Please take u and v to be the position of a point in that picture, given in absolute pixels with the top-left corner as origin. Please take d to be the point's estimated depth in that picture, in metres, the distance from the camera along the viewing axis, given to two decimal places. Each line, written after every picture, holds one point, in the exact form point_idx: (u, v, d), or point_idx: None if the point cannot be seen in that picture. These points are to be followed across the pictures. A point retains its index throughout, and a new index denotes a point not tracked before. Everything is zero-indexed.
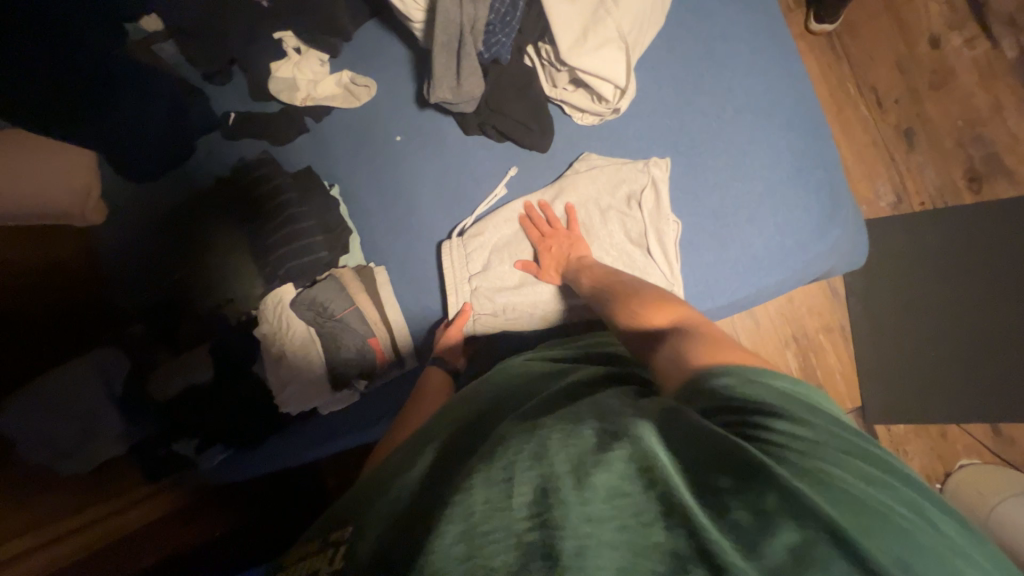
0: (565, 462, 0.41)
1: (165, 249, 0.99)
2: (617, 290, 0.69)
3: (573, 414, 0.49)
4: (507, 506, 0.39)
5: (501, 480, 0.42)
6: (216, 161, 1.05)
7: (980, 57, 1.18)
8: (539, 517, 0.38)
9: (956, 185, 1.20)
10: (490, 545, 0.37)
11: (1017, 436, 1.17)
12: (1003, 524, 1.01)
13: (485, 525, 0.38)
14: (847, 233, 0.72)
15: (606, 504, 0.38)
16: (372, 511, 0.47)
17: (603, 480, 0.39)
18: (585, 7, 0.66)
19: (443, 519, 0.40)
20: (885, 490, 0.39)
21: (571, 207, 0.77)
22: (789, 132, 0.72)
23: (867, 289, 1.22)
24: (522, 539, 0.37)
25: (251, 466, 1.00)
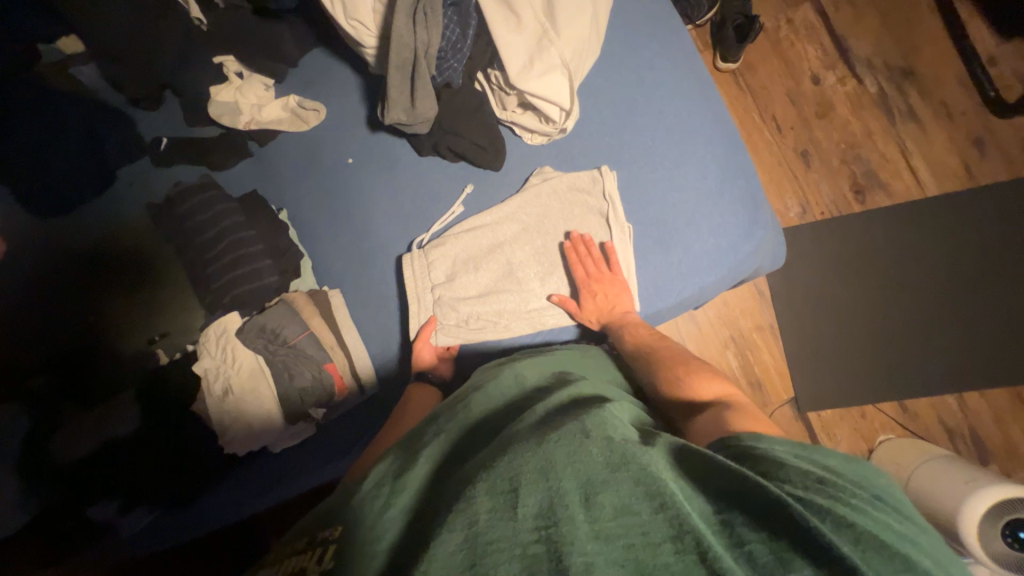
0: (575, 479, 0.45)
1: (81, 292, 0.90)
2: (663, 352, 0.73)
3: (579, 426, 0.51)
4: (515, 516, 0.42)
5: (505, 490, 0.44)
6: (141, 190, 0.97)
7: (850, 92, 1.40)
8: (545, 529, 0.41)
9: (845, 197, 1.38)
10: (497, 557, 0.40)
11: (921, 412, 1.32)
12: (917, 488, 1.16)
13: (488, 534, 0.41)
14: (768, 234, 0.81)
15: (613, 521, 0.42)
16: (355, 514, 0.51)
17: (610, 501, 0.43)
18: (529, 37, 0.71)
19: (447, 523, 0.43)
20: (881, 523, 0.43)
21: (614, 248, 0.79)
22: (712, 147, 0.79)
23: (786, 289, 1.39)
24: (528, 550, 0.40)
25: (178, 531, 0.87)
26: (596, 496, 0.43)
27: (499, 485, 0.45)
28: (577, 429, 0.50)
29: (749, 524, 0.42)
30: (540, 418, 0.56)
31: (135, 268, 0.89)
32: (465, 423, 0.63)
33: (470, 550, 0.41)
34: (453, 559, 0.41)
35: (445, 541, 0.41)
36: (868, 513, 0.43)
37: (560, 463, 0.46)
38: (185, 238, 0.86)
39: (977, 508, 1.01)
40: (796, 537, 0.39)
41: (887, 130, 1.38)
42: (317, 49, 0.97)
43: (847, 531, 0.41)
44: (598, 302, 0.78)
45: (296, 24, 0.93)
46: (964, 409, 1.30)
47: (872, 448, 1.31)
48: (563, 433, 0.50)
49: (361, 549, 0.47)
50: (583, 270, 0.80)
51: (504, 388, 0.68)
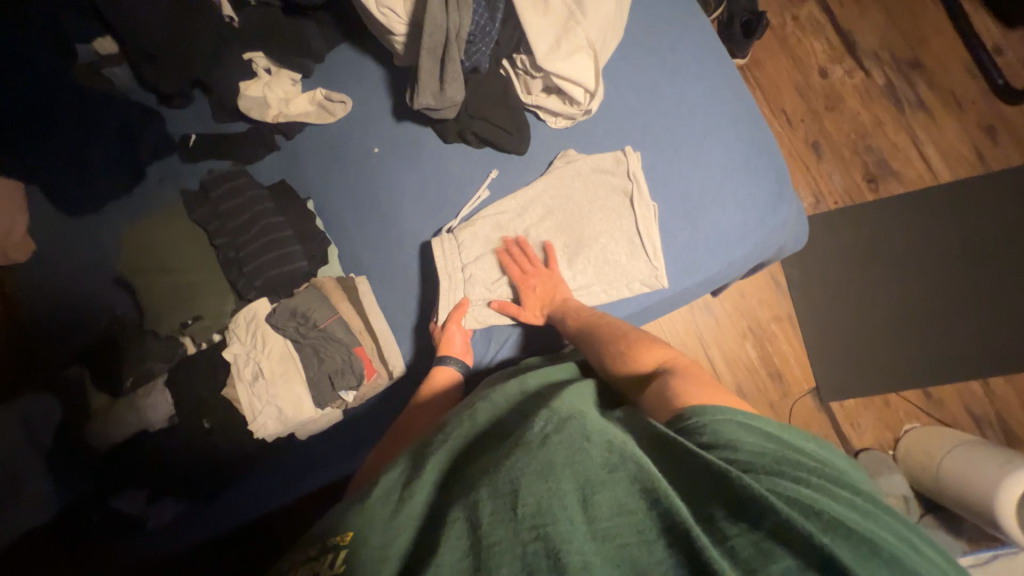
0: (574, 480, 0.45)
1: (117, 289, 0.92)
2: (608, 328, 0.73)
3: (579, 426, 0.51)
4: (515, 517, 0.44)
5: (507, 491, 0.46)
6: (170, 184, 0.97)
7: (858, 84, 1.42)
8: (543, 528, 0.42)
9: (858, 185, 1.40)
10: (500, 556, 0.42)
11: (945, 398, 1.30)
12: (950, 472, 1.14)
13: (490, 536, 0.44)
14: (793, 209, 0.82)
15: (610, 520, 0.43)
16: (363, 515, 0.52)
17: (606, 501, 0.44)
18: (556, 19, 0.73)
19: (450, 529, 0.46)
20: (878, 522, 0.43)
21: (550, 245, 0.83)
22: (735, 124, 0.81)
23: (802, 279, 1.39)
24: (528, 548, 0.42)
25: (201, 525, 0.88)
26: (592, 496, 0.44)
27: (501, 487, 0.46)
28: (577, 432, 0.50)
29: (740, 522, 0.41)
30: (545, 417, 0.54)
31: (158, 259, 0.88)
32: (471, 428, 0.62)
33: (474, 554, 0.44)
34: (458, 562, 0.44)
35: (451, 544, 0.45)
36: (852, 508, 0.43)
37: (559, 465, 0.46)
38: (220, 223, 0.87)
39: (1013, 490, 1.00)
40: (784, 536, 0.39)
41: (897, 120, 1.40)
42: (344, 45, 1.00)
43: (835, 529, 0.40)
44: (538, 293, 0.80)
45: (324, 19, 0.97)
46: (989, 395, 1.29)
47: (897, 437, 1.30)
48: (564, 437, 0.49)
49: (374, 558, 0.48)
50: (514, 270, 0.83)
51: (510, 392, 0.68)
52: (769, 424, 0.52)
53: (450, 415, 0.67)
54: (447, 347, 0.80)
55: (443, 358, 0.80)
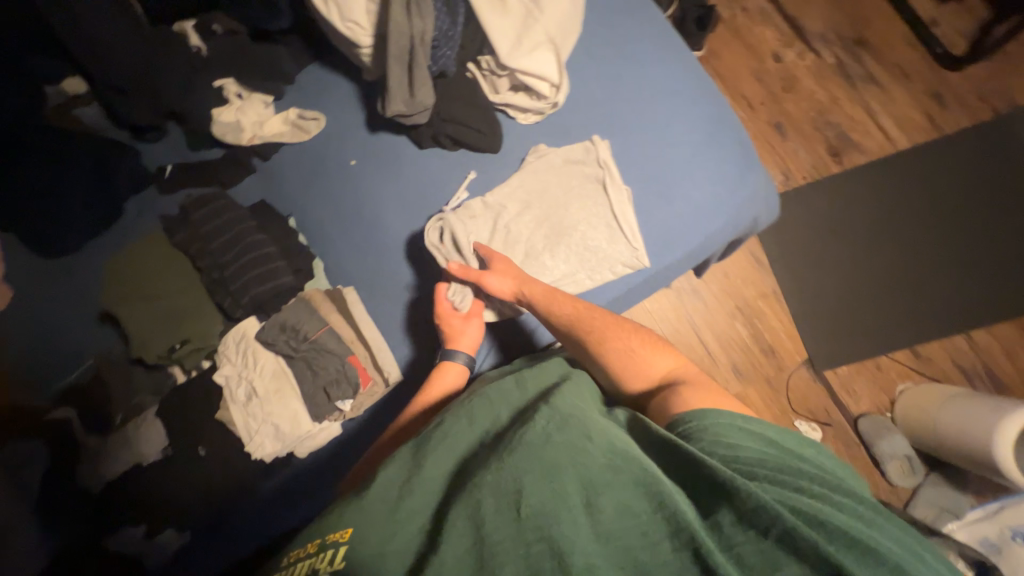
0: (578, 483, 0.49)
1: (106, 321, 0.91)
2: (622, 333, 0.74)
3: (585, 431, 0.55)
4: (520, 516, 0.47)
5: (513, 492, 0.49)
6: (150, 217, 0.98)
7: (810, 65, 1.49)
8: (548, 529, 0.46)
9: (823, 160, 1.45)
10: (506, 555, 0.46)
11: (933, 355, 1.33)
12: (947, 424, 1.17)
13: (496, 536, 0.47)
14: (761, 178, 0.85)
15: (612, 521, 0.47)
16: (364, 513, 0.53)
17: (609, 501, 0.48)
18: (516, 18, 0.76)
19: (458, 527, 0.49)
20: (868, 522, 0.46)
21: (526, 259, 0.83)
22: (696, 104, 0.85)
23: (782, 254, 1.43)
24: (534, 548, 0.46)
25: (205, 556, 0.85)
26: (596, 499, 0.48)
27: (505, 487, 0.50)
28: (579, 433, 0.54)
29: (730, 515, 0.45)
30: (546, 413, 0.57)
31: (148, 283, 0.87)
32: (468, 423, 0.63)
33: (480, 550, 0.47)
34: (467, 558, 0.47)
35: (459, 541, 0.48)
36: (844, 509, 0.46)
37: (564, 469, 0.50)
38: (200, 247, 0.87)
39: (1009, 433, 1.02)
40: (771, 527, 0.43)
41: (851, 95, 1.46)
42: (314, 64, 1.02)
43: (822, 526, 0.44)
44: (510, 264, 0.79)
45: (292, 42, 0.99)
46: (973, 347, 1.33)
47: (893, 398, 1.32)
48: (566, 437, 0.53)
49: (372, 555, 0.50)
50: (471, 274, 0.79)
51: (505, 389, 0.68)
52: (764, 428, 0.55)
53: (451, 410, 0.67)
54: (459, 342, 0.80)
55: (454, 352, 0.79)
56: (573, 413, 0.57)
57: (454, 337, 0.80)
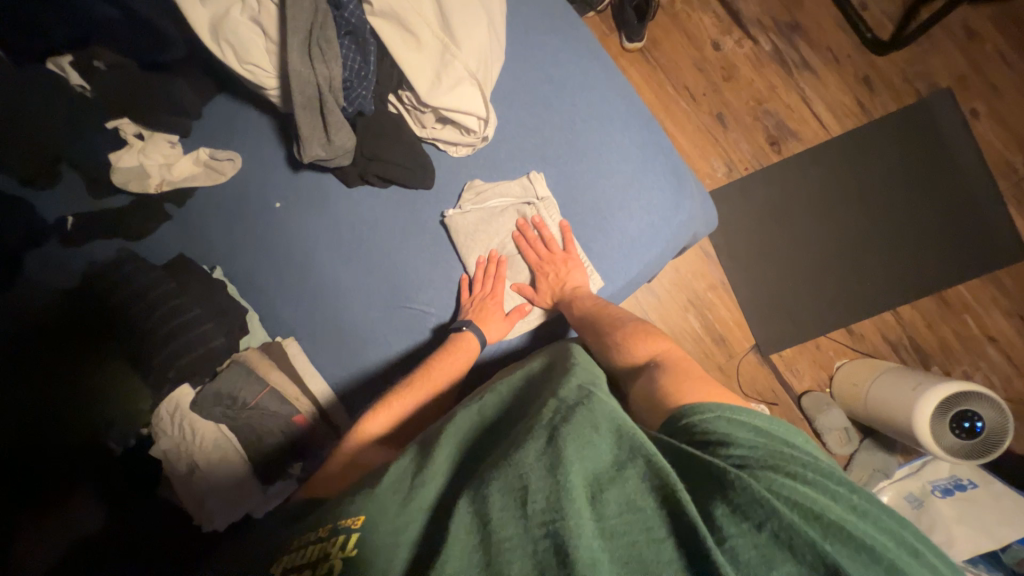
0: (582, 475, 0.45)
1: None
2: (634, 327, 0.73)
3: (591, 419, 0.50)
4: (524, 513, 0.43)
5: (517, 486, 0.45)
6: (52, 270, 0.88)
7: (750, 52, 1.49)
8: (551, 524, 0.42)
9: (764, 149, 1.48)
10: (507, 552, 0.43)
11: (866, 332, 1.42)
12: (877, 400, 1.26)
13: (502, 534, 0.44)
14: (697, 201, 0.85)
15: (618, 519, 0.43)
16: (374, 503, 0.52)
17: (616, 497, 0.44)
18: (431, 53, 0.72)
19: (457, 527, 0.46)
20: (883, 532, 0.43)
21: (567, 226, 0.81)
22: (629, 130, 0.83)
23: (727, 245, 1.47)
24: (537, 546, 0.42)
25: None
26: (601, 492, 0.44)
27: (510, 480, 0.46)
28: (589, 420, 0.49)
29: (732, 516, 0.41)
30: (554, 406, 0.53)
31: (67, 354, 0.80)
32: (476, 419, 0.62)
33: (483, 550, 0.43)
34: (468, 558, 0.44)
35: (459, 544, 0.45)
36: (862, 516, 0.43)
37: (569, 459, 0.45)
38: (115, 316, 0.80)
39: (931, 400, 1.11)
40: (763, 518, 0.40)
41: (788, 82, 1.48)
42: (222, 96, 0.95)
43: (826, 527, 0.41)
44: (550, 281, 0.82)
45: (189, 71, 0.89)
46: (901, 321, 1.41)
47: (831, 373, 1.42)
48: (575, 426, 0.49)
49: (389, 540, 0.49)
50: (531, 256, 0.84)
51: (509, 384, 0.68)
52: (781, 426, 0.51)
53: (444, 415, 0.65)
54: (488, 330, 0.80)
55: (474, 328, 0.79)
56: (585, 399, 0.53)
57: (483, 319, 0.81)
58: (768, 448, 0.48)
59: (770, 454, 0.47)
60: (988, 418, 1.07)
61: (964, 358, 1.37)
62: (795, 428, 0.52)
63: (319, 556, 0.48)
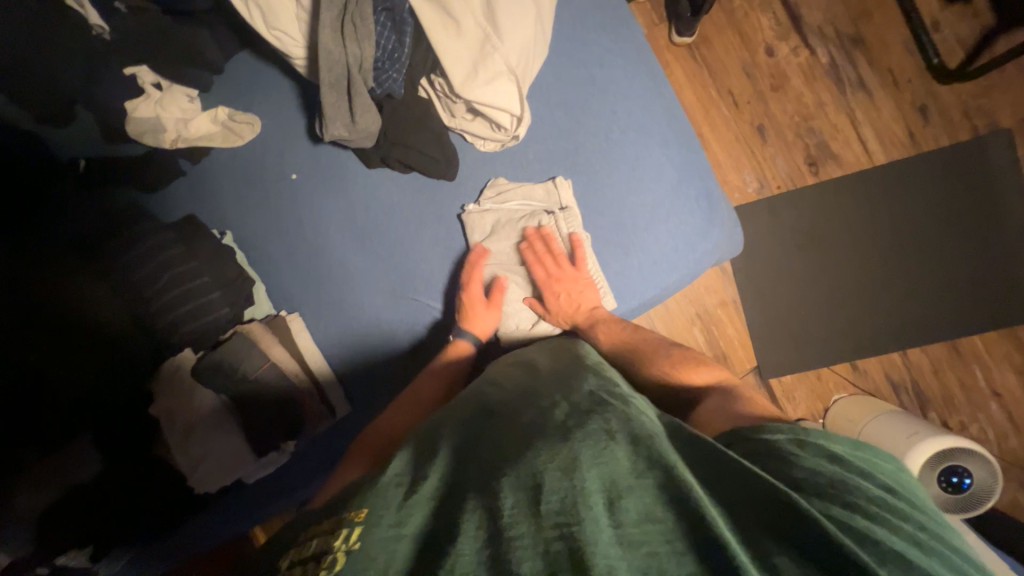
0: (598, 480, 0.42)
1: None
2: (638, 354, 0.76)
3: (604, 427, 0.48)
4: (536, 515, 0.40)
5: (528, 487, 0.42)
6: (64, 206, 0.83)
7: (804, 62, 1.41)
8: (567, 526, 0.38)
9: (800, 170, 1.41)
10: (520, 551, 0.37)
11: (868, 368, 1.38)
12: (871, 437, 1.25)
13: (510, 531, 0.39)
14: (725, 229, 0.82)
15: (639, 526, 0.39)
16: (379, 497, 0.46)
17: (636, 505, 0.40)
18: (471, 42, 0.68)
19: (463, 525, 0.42)
20: (932, 556, 0.39)
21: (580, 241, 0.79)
22: (666, 148, 0.81)
23: (746, 263, 1.42)
24: (550, 548, 0.37)
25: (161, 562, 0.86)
26: (620, 498, 0.41)
27: (522, 479, 0.44)
28: (603, 429, 0.48)
29: (777, 539, 0.38)
30: (566, 410, 0.53)
31: (60, 297, 0.72)
32: (479, 418, 0.60)
33: (491, 547, 0.39)
34: (475, 555, 0.39)
35: (466, 538, 0.40)
36: (908, 539, 0.40)
37: (584, 463, 0.43)
38: (133, 269, 0.78)
39: (934, 447, 1.10)
40: (803, 541, 0.37)
41: (838, 100, 1.40)
42: (244, 53, 0.92)
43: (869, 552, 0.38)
44: (559, 299, 0.80)
45: (216, 24, 0.85)
46: (908, 363, 1.37)
47: (827, 406, 1.38)
48: (589, 433, 0.47)
49: (388, 536, 0.42)
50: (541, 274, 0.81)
51: (517, 382, 0.67)
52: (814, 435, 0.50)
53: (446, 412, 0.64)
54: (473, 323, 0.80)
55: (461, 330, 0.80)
56: (598, 409, 0.52)
57: (470, 317, 0.80)
58: (790, 476, 0.46)
59: (793, 481, 0.45)
60: (977, 476, 1.08)
61: (962, 410, 1.34)
62: (828, 433, 0.52)
63: (317, 551, 0.42)
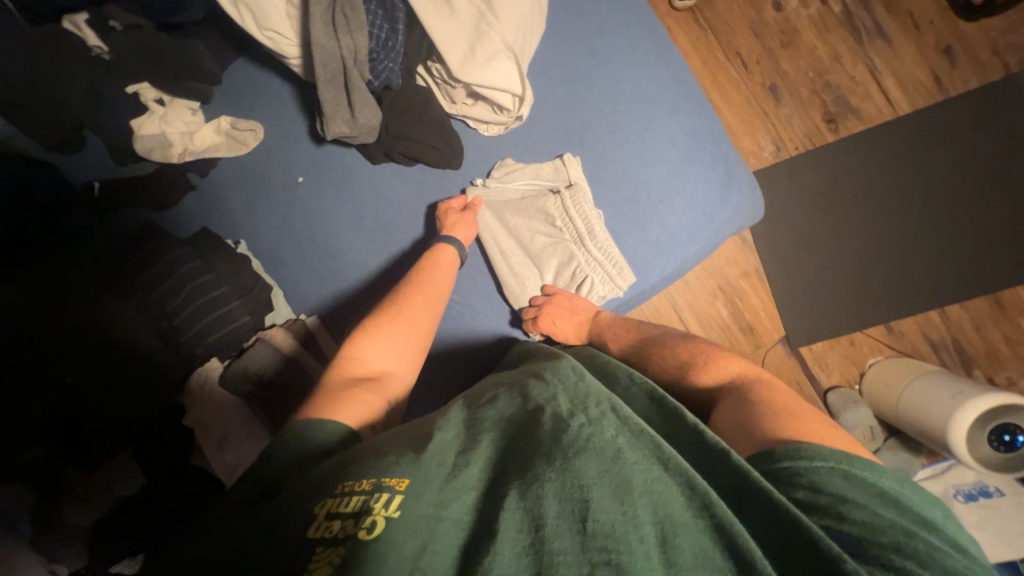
0: (651, 513, 0.42)
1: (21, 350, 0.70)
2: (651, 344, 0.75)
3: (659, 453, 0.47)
4: (583, 532, 0.40)
5: (577, 500, 0.42)
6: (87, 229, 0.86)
7: (814, 15, 1.34)
8: (614, 553, 0.39)
9: (819, 128, 1.36)
10: (562, 565, 0.39)
11: (905, 330, 1.33)
12: (909, 404, 1.21)
13: (554, 543, 0.40)
14: (744, 195, 0.79)
15: (690, 570, 0.40)
16: (421, 468, 0.46)
17: (687, 545, 0.41)
18: (466, 22, 0.66)
19: (505, 523, 0.41)
20: None
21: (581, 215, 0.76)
22: (677, 115, 0.77)
23: (767, 231, 1.37)
24: (595, 569, 0.38)
25: None
26: (670, 536, 0.41)
27: (570, 490, 0.43)
28: (656, 453, 0.47)
29: None
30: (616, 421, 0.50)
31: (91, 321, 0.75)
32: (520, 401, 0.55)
33: (536, 553, 0.40)
34: (518, 558, 0.39)
35: (511, 540, 0.40)
36: None
37: (636, 489, 0.43)
38: (153, 284, 0.80)
39: (982, 405, 1.05)
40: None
41: (854, 51, 1.33)
42: (240, 59, 0.92)
43: None
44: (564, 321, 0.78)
45: (208, 34, 0.85)
46: (946, 321, 1.31)
47: (862, 371, 1.35)
48: (641, 455, 0.46)
49: (427, 515, 0.42)
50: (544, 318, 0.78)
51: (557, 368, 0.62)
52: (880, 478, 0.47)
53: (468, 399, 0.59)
54: (452, 229, 0.78)
55: (448, 238, 0.77)
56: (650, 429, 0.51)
57: (454, 226, 0.78)
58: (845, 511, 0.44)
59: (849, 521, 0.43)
60: None
61: (1010, 365, 1.28)
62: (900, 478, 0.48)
63: (360, 507, 0.43)
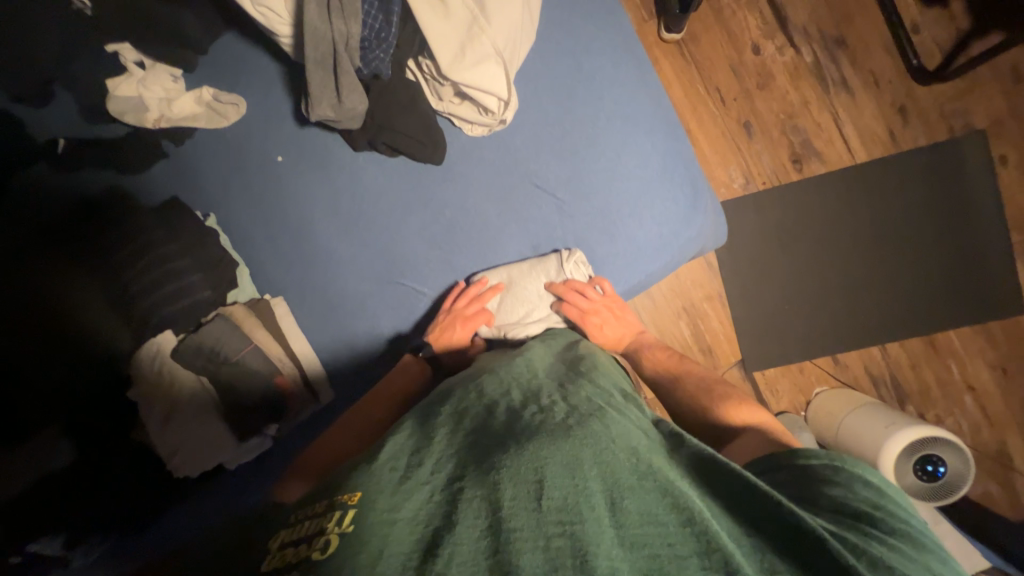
0: (600, 482, 0.44)
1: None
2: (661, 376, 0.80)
3: (606, 432, 0.50)
4: (538, 509, 0.41)
5: (531, 480, 0.43)
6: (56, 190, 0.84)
7: (789, 61, 1.44)
8: (569, 525, 0.39)
9: (785, 166, 1.43)
10: (519, 543, 0.38)
11: (850, 363, 1.39)
12: (847, 429, 1.27)
13: (511, 522, 0.40)
14: (708, 219, 0.84)
15: (638, 528, 0.40)
16: (372, 478, 0.46)
17: (635, 507, 0.42)
18: (459, 23, 0.68)
19: (461, 515, 0.41)
20: None
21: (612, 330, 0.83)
22: (652, 136, 0.82)
23: (731, 259, 1.43)
24: (552, 544, 0.38)
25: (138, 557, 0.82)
26: (619, 501, 0.42)
27: (524, 473, 0.44)
28: (601, 431, 0.50)
29: (785, 555, 0.40)
30: (566, 409, 0.54)
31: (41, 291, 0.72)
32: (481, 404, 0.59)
33: (492, 537, 0.39)
34: (474, 543, 0.39)
35: (469, 526, 0.40)
36: (923, 566, 0.42)
37: (584, 463, 0.45)
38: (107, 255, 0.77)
39: (909, 435, 1.13)
40: (807, 548, 0.40)
41: (822, 99, 1.43)
42: (229, 33, 0.90)
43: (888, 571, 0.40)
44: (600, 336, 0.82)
45: (201, 8, 0.84)
46: (887, 357, 1.38)
47: (809, 399, 1.40)
48: (587, 432, 0.49)
49: (381, 517, 0.41)
50: (570, 312, 0.81)
51: (516, 373, 0.65)
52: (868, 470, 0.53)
53: (430, 404, 0.63)
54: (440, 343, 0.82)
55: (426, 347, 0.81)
56: (597, 413, 0.54)
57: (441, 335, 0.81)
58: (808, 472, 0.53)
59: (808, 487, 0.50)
60: (951, 465, 1.11)
61: (939, 404, 1.36)
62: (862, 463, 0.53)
63: (315, 530, 0.42)
